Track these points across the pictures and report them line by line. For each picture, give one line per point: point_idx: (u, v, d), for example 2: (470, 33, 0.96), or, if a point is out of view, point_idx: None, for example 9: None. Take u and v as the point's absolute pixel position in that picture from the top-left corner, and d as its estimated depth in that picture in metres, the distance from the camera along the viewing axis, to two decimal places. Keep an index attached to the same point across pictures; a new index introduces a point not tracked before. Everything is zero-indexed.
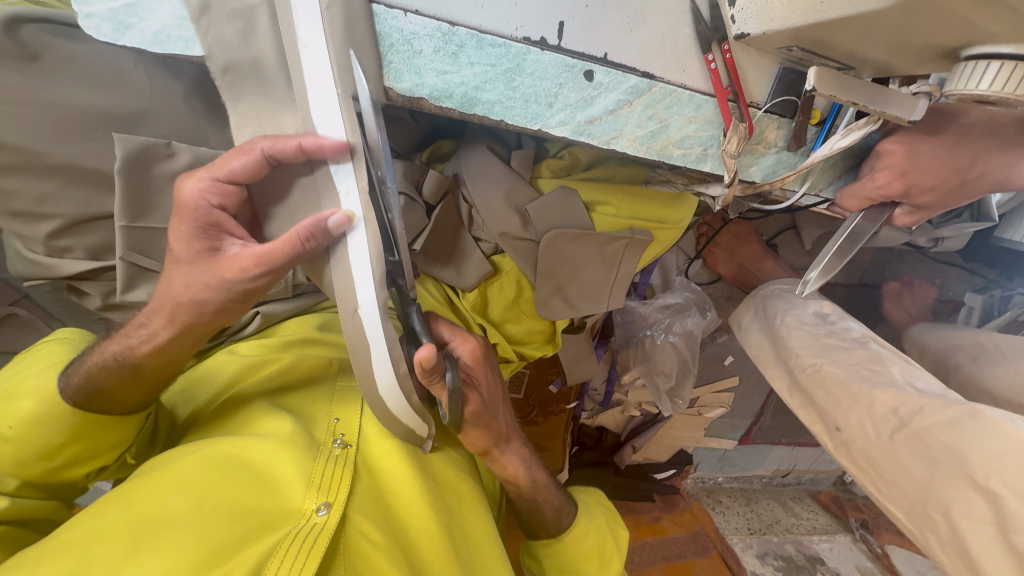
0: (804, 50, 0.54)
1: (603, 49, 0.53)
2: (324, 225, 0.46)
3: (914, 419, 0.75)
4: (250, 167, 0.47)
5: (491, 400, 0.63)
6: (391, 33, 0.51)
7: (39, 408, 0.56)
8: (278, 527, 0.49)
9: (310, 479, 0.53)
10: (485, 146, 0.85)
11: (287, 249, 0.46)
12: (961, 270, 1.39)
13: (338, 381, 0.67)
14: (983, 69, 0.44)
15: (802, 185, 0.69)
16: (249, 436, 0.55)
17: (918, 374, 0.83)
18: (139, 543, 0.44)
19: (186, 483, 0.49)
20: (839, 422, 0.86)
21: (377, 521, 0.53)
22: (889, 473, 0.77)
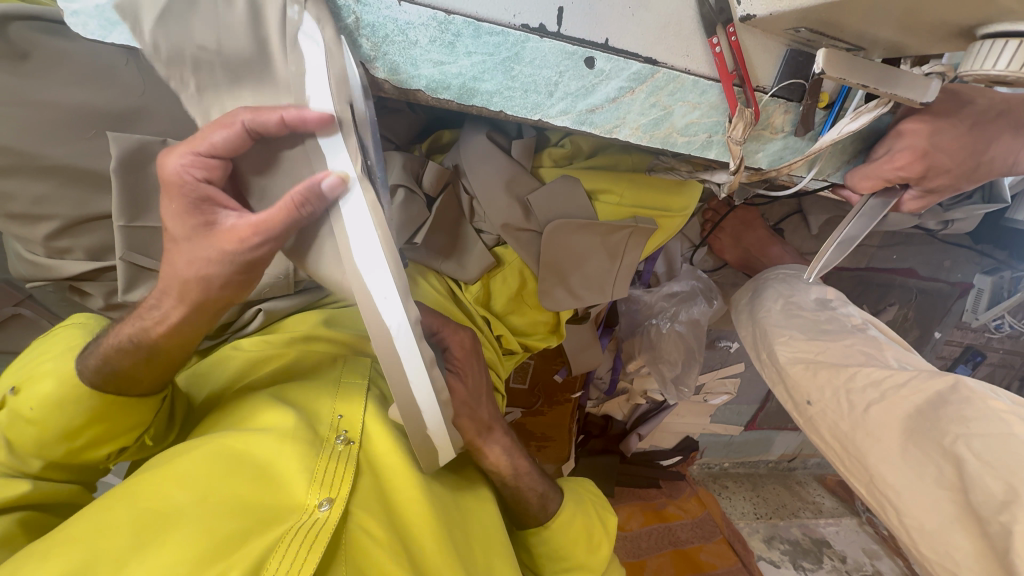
0: (813, 31, 0.52)
1: (605, 35, 0.51)
2: (320, 189, 0.43)
3: (894, 392, 0.79)
4: (232, 137, 0.44)
5: (477, 390, 0.67)
6: (385, 24, 0.48)
7: (58, 390, 0.56)
8: (280, 522, 0.49)
9: (312, 474, 0.53)
10: (485, 134, 0.83)
11: (283, 216, 0.44)
12: (972, 252, 1.37)
13: (343, 376, 0.66)
14: (999, 49, 0.43)
15: (809, 171, 0.67)
16: (252, 431, 0.55)
17: (911, 357, 0.86)
18: (144, 540, 0.44)
19: (192, 478, 0.49)
20: (812, 395, 0.89)
21: (378, 517, 0.53)
22: (855, 440, 0.81)
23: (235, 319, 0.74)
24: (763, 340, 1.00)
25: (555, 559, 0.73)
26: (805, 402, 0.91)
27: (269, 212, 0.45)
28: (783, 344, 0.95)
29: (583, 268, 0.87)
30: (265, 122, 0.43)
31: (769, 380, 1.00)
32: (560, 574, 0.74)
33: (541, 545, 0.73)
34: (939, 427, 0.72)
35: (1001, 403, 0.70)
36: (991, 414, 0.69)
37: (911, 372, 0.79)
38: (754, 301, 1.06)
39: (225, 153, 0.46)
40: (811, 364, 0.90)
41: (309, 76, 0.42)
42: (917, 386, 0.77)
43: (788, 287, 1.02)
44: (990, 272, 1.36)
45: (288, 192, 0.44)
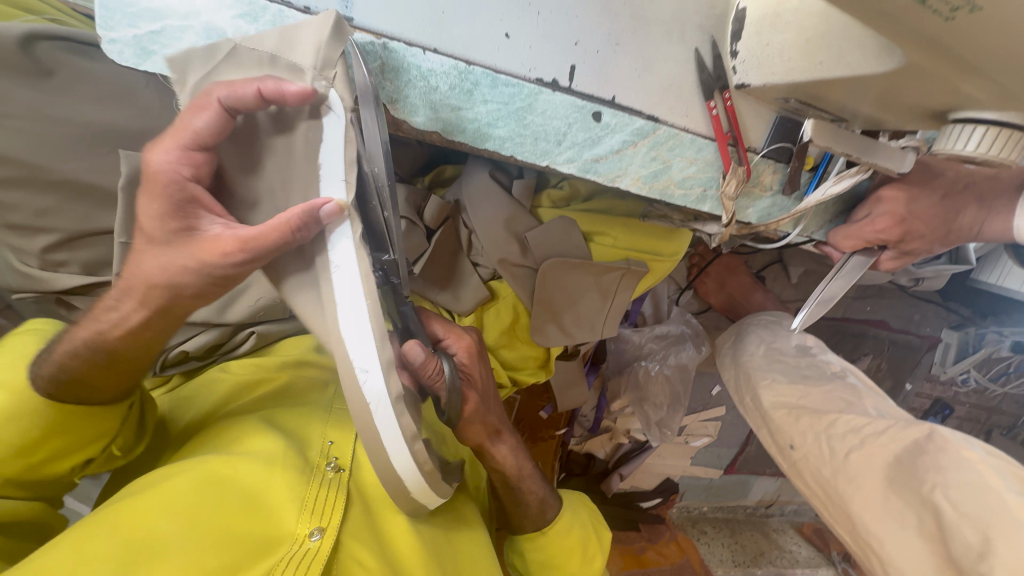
0: (801, 102, 0.57)
1: (612, 92, 0.55)
2: (317, 214, 0.43)
3: (872, 439, 0.82)
4: (215, 130, 0.44)
5: (485, 392, 0.65)
6: (409, 69, 0.50)
7: (10, 399, 0.53)
8: (270, 554, 0.48)
9: (304, 503, 0.52)
10: (487, 172, 0.86)
11: (274, 235, 0.43)
12: (939, 308, 1.45)
13: (335, 402, 0.65)
14: (970, 133, 0.46)
15: (794, 228, 0.70)
16: (238, 457, 0.54)
17: (888, 408, 0.88)
18: (126, 570, 0.43)
19: (176, 505, 0.48)
20: (794, 440, 0.92)
21: (371, 546, 0.53)
22: (836, 486, 0.83)
23: (226, 341, 0.72)
24: (746, 384, 1.03)
25: (547, 567, 0.72)
26: (788, 446, 0.93)
27: (259, 227, 0.44)
28: (767, 389, 0.98)
29: (580, 304, 0.89)
30: (245, 103, 0.43)
31: (753, 424, 1.02)
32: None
33: (532, 552, 0.72)
34: (915, 474, 0.75)
35: (973, 453, 0.73)
36: (965, 463, 0.73)
37: (889, 421, 0.83)
38: (737, 344, 1.08)
39: (206, 146, 0.45)
40: (793, 409, 0.93)
41: (297, 88, 0.42)
42: (894, 433, 0.81)
43: (769, 333, 1.04)
44: (958, 328, 1.44)
45: (281, 213, 0.43)
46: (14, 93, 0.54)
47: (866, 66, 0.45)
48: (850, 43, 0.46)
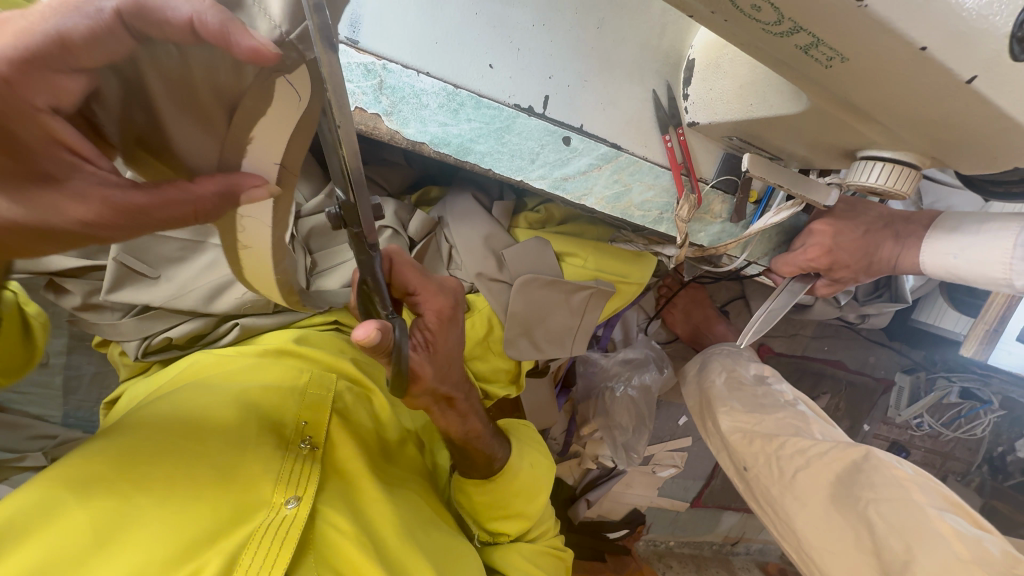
0: (742, 140, 0.67)
1: (581, 121, 0.64)
2: (237, 196, 0.38)
3: (817, 460, 0.86)
4: (91, 41, 0.30)
5: (447, 359, 0.63)
6: (403, 87, 0.57)
7: None
8: (247, 520, 0.53)
9: (280, 476, 0.58)
10: (470, 194, 0.94)
11: (174, 214, 0.38)
12: (890, 349, 1.55)
13: (309, 385, 0.67)
14: (873, 167, 0.55)
15: (743, 253, 0.79)
16: (209, 435, 0.57)
17: (834, 432, 0.94)
18: (106, 537, 0.47)
19: (153, 480, 0.52)
20: (747, 462, 0.96)
21: (344, 512, 0.59)
22: (783, 504, 0.88)
23: (211, 331, 0.75)
24: (708, 408, 1.06)
25: (493, 508, 0.76)
26: (743, 467, 0.98)
27: (155, 197, 0.37)
28: (725, 415, 1.01)
29: (550, 317, 0.95)
30: (169, 31, 0.30)
31: (714, 448, 1.06)
32: (498, 518, 0.77)
33: (480, 495, 0.75)
34: (855, 493, 0.80)
35: (903, 471, 0.80)
36: (895, 480, 0.79)
37: (831, 441, 0.87)
38: (701, 373, 1.09)
39: (86, 68, 0.31)
40: (748, 434, 0.97)
41: (255, 47, 0.30)
42: (837, 454, 0.85)
43: (731, 361, 1.06)
44: (908, 371, 1.53)
45: (193, 185, 0.37)
46: None
47: (784, 107, 0.54)
48: (771, 88, 0.55)
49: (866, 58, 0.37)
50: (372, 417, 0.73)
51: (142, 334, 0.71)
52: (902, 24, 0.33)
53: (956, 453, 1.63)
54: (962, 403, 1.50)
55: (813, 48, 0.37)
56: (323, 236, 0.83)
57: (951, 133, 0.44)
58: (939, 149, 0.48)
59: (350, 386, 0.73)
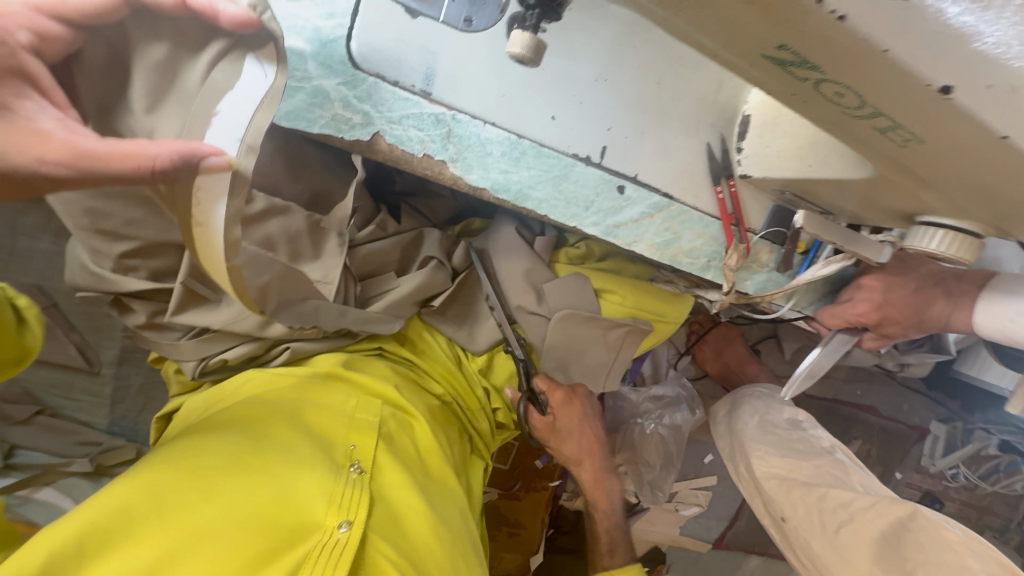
0: (795, 195, 0.67)
1: (636, 171, 0.66)
2: (197, 162, 0.39)
3: (862, 516, 0.84)
4: (97, 13, 0.40)
5: (564, 431, 0.97)
6: (470, 136, 0.60)
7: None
8: (304, 541, 0.54)
9: (332, 498, 0.58)
10: (513, 227, 0.94)
11: (128, 167, 0.37)
12: (926, 397, 1.51)
13: (357, 410, 0.69)
14: (933, 234, 0.55)
15: (787, 301, 0.78)
16: (266, 455, 0.59)
17: (876, 486, 0.91)
18: (173, 553, 0.49)
19: (215, 495, 0.53)
20: (785, 512, 0.93)
21: (391, 540, 0.59)
22: (824, 558, 0.86)
23: (263, 354, 0.78)
24: (740, 452, 1.04)
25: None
26: (781, 518, 0.95)
27: (108, 147, 0.37)
28: (759, 459, 0.99)
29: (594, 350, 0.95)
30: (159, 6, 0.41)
31: (746, 492, 1.04)
32: None
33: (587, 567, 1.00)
34: (902, 553, 0.79)
35: (954, 535, 0.77)
36: (947, 545, 0.77)
37: (875, 497, 0.85)
38: (731, 414, 1.09)
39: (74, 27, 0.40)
40: (785, 482, 0.94)
41: (234, 13, 0.41)
42: (882, 509, 0.83)
43: (762, 405, 1.06)
44: (945, 421, 1.48)
45: (150, 143, 0.37)
46: None
47: (849, 171, 0.55)
48: (834, 154, 0.57)
49: (943, 141, 0.37)
50: (416, 442, 0.73)
51: (200, 355, 0.75)
52: (989, 117, 0.33)
53: (994, 508, 1.56)
54: (1002, 456, 1.45)
55: (891, 129, 0.38)
56: (371, 264, 0.85)
57: (1019, 210, 0.45)
58: (1003, 222, 0.49)
59: (396, 410, 0.74)
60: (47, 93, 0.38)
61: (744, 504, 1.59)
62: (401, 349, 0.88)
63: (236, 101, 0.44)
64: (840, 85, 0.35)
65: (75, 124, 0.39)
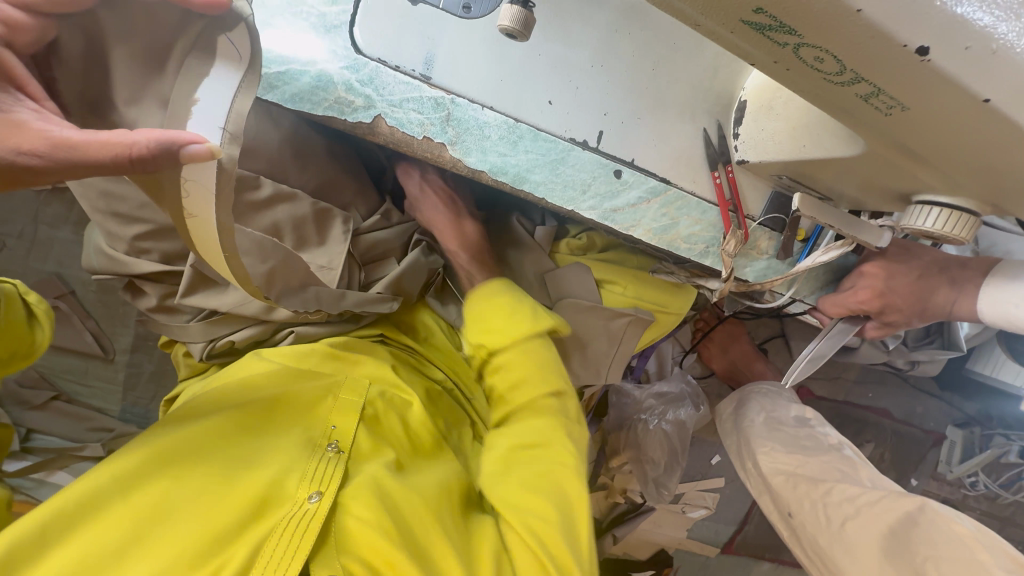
0: (792, 179, 0.67)
1: (632, 155, 0.67)
2: (176, 149, 0.40)
3: (867, 510, 0.82)
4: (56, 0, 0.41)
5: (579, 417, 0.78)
6: (469, 120, 0.61)
7: None
8: (273, 514, 0.55)
9: (305, 474, 0.59)
10: (514, 219, 0.96)
11: (104, 154, 0.38)
12: (941, 400, 1.47)
13: (341, 392, 0.70)
14: (931, 212, 0.54)
15: (788, 290, 0.78)
16: (243, 438, 0.61)
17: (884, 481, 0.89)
18: (144, 529, 0.51)
19: (189, 474, 0.56)
20: (792, 508, 0.92)
21: (371, 506, 0.58)
22: (832, 555, 0.84)
23: (269, 337, 0.80)
24: (746, 448, 1.02)
25: None
26: (787, 513, 0.94)
27: (87, 135, 0.38)
28: (765, 455, 0.97)
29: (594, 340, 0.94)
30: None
31: (753, 489, 1.01)
32: None
33: None
34: (913, 548, 0.77)
35: (965, 528, 0.75)
36: (957, 538, 0.75)
37: (882, 491, 0.83)
38: (738, 412, 1.07)
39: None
40: (791, 477, 0.93)
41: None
42: (889, 504, 0.81)
43: (769, 402, 1.04)
44: (962, 425, 1.44)
45: (131, 132, 0.39)
46: None
47: (842, 149, 0.55)
48: (825, 131, 0.57)
49: (927, 107, 0.38)
50: (405, 419, 0.74)
51: (208, 337, 0.77)
52: (967, 79, 0.33)
53: (1016, 518, 1.51)
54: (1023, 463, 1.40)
55: (873, 96, 0.39)
56: (376, 252, 0.87)
57: (1011, 181, 0.44)
58: (998, 196, 0.48)
59: (383, 391, 0.74)
60: (21, 84, 0.40)
61: (753, 508, 1.56)
62: (403, 336, 0.89)
63: (211, 91, 0.45)
64: (820, 50, 0.36)
65: (50, 114, 0.41)
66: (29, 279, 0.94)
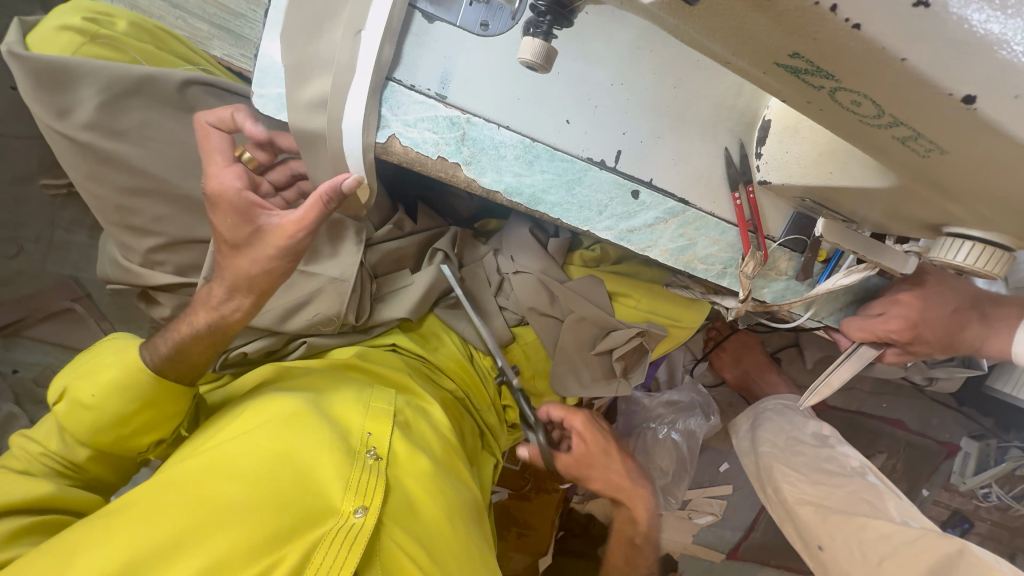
0: (815, 203, 0.65)
1: (650, 175, 0.65)
2: (341, 188, 0.56)
3: (904, 549, 0.79)
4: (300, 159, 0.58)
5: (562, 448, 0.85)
6: (483, 140, 0.60)
7: (121, 377, 0.59)
8: (319, 525, 0.54)
9: (348, 483, 0.58)
10: (527, 228, 0.95)
11: (315, 211, 0.57)
12: (958, 413, 1.44)
13: (373, 398, 0.69)
14: (965, 247, 0.52)
15: (806, 311, 0.77)
16: (294, 435, 0.59)
17: (912, 513, 0.87)
18: (196, 529, 0.50)
19: (243, 474, 0.54)
20: (822, 541, 0.89)
21: (407, 529, 0.59)
22: None
23: (282, 347, 0.80)
24: (767, 475, 1.00)
25: None
26: (815, 546, 0.90)
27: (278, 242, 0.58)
28: (787, 482, 0.96)
29: (614, 348, 0.91)
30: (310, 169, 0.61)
31: (775, 516, 1.00)
32: None
33: None
34: None
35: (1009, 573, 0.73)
36: None
37: (921, 530, 0.80)
38: (754, 430, 1.06)
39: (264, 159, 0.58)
40: (819, 508, 0.91)
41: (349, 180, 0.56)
42: (929, 543, 0.78)
43: (787, 421, 1.02)
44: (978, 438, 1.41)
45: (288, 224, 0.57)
46: (163, 122, 0.66)
47: (870, 179, 0.52)
48: (853, 159, 0.54)
49: (967, 152, 0.36)
50: (437, 428, 0.73)
51: (221, 348, 0.77)
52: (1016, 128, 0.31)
53: None
54: None
55: (912, 139, 0.37)
56: (389, 262, 0.87)
57: None
58: None
59: (409, 400, 0.74)
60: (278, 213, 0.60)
61: (761, 514, 1.55)
62: (415, 344, 0.87)
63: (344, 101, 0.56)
64: (858, 94, 0.34)
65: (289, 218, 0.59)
66: (45, 283, 0.93)
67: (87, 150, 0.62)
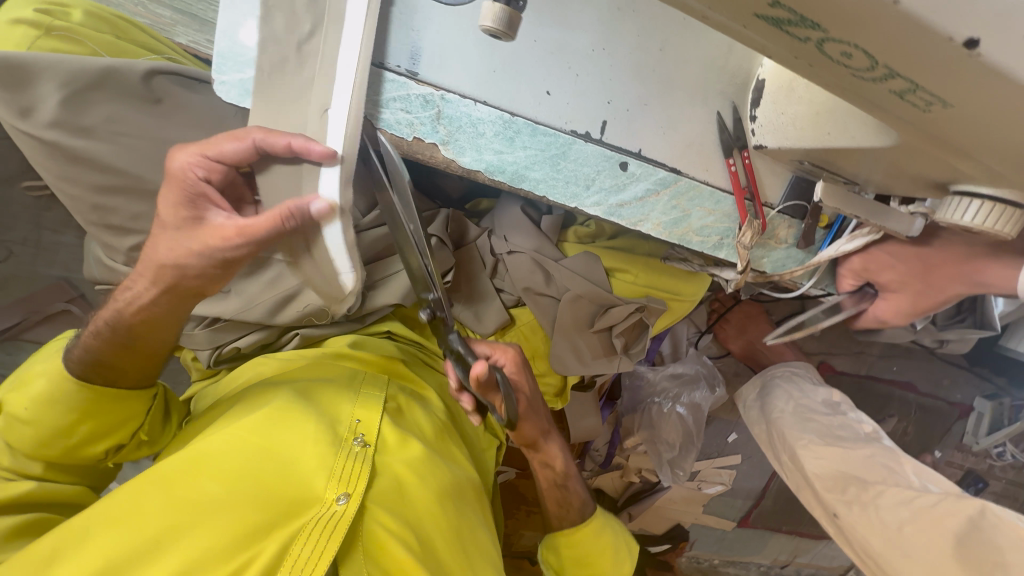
0: (814, 164, 0.62)
1: (639, 145, 0.62)
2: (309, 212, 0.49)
3: (926, 514, 0.80)
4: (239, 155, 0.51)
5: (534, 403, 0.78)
6: (461, 117, 0.57)
7: (49, 386, 0.60)
8: (303, 514, 0.54)
9: (332, 471, 0.57)
10: (519, 206, 0.93)
11: (268, 225, 0.49)
12: (972, 374, 1.41)
13: (362, 387, 0.68)
14: (972, 206, 0.49)
15: (809, 279, 0.75)
16: (276, 429, 0.58)
17: (929, 475, 0.87)
18: (179, 527, 0.50)
19: (223, 471, 0.54)
20: (838, 509, 0.90)
21: (394, 512, 0.59)
22: (888, 559, 0.83)
23: (275, 340, 0.80)
24: (781, 441, 0.98)
25: (582, 565, 0.81)
26: (832, 514, 0.92)
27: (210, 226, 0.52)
28: (797, 451, 0.95)
29: (613, 324, 0.89)
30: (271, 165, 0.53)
31: (791, 481, 0.99)
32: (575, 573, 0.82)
33: (568, 547, 0.82)
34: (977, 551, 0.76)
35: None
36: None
37: (940, 493, 0.81)
38: (763, 399, 1.03)
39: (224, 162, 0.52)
40: (832, 476, 0.90)
41: (323, 149, 0.48)
42: (948, 507, 0.79)
43: (796, 388, 1.00)
44: (991, 398, 1.38)
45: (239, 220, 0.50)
46: (129, 115, 0.64)
47: (870, 139, 0.49)
48: (853, 119, 0.50)
49: (970, 103, 0.33)
50: (428, 413, 0.73)
51: (213, 344, 0.76)
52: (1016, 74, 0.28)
53: None
54: None
55: (909, 92, 0.34)
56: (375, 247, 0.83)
57: None
58: None
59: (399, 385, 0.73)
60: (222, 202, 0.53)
61: (771, 481, 1.55)
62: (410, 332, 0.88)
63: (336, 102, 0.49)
64: (847, 44, 0.31)
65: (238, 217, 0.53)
66: (39, 285, 0.94)
67: (55, 150, 0.60)
